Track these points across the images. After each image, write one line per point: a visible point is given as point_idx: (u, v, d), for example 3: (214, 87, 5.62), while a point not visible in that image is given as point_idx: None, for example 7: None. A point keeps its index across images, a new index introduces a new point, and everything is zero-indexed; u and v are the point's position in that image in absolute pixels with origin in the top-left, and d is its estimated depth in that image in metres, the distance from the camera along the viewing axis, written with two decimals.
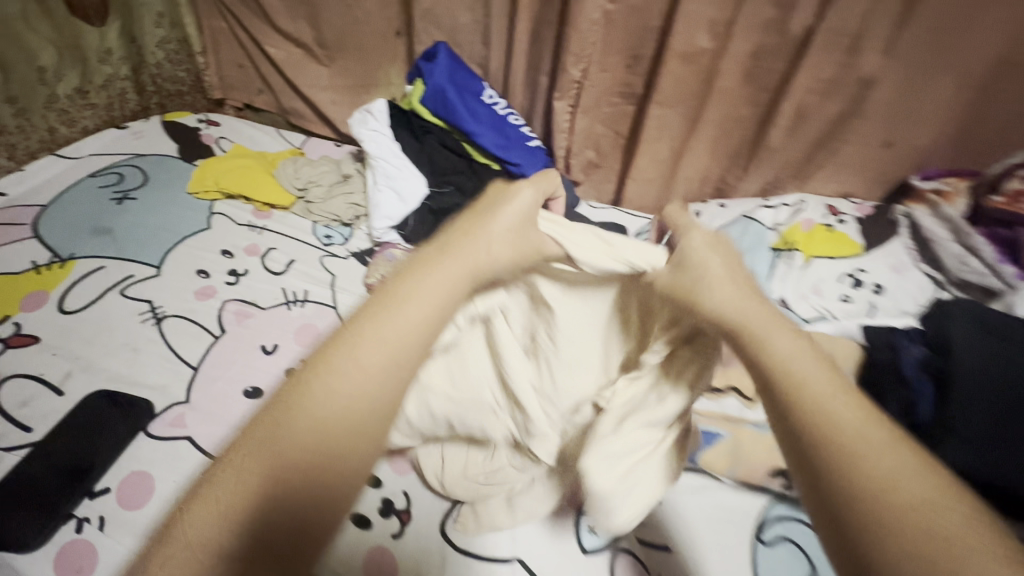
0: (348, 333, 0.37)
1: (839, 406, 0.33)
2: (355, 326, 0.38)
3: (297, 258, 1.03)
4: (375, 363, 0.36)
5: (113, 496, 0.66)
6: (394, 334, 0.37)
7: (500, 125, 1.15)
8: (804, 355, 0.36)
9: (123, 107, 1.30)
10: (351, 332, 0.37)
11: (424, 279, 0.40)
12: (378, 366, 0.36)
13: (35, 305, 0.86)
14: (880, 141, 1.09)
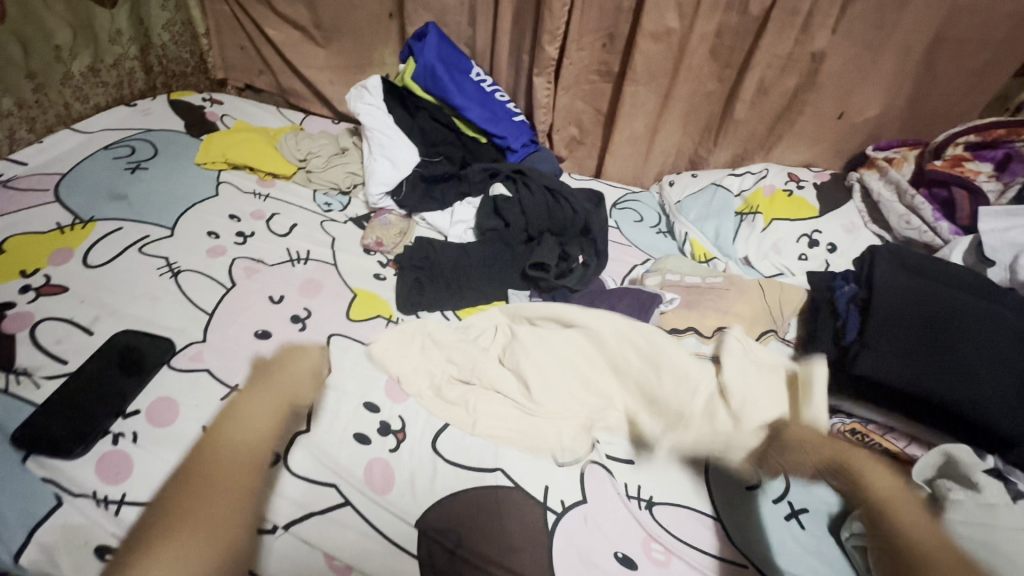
0: (232, 417, 0.69)
1: (881, 487, 0.63)
2: (209, 454, 0.64)
3: (299, 223, 1.12)
4: (237, 447, 0.65)
5: (143, 416, 0.74)
6: (240, 442, 0.66)
7: (487, 100, 1.24)
8: (872, 470, 0.65)
9: (132, 86, 1.38)
10: (216, 455, 0.64)
11: (249, 407, 0.71)
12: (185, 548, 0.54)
13: (62, 260, 0.94)
14: (834, 113, 1.19)
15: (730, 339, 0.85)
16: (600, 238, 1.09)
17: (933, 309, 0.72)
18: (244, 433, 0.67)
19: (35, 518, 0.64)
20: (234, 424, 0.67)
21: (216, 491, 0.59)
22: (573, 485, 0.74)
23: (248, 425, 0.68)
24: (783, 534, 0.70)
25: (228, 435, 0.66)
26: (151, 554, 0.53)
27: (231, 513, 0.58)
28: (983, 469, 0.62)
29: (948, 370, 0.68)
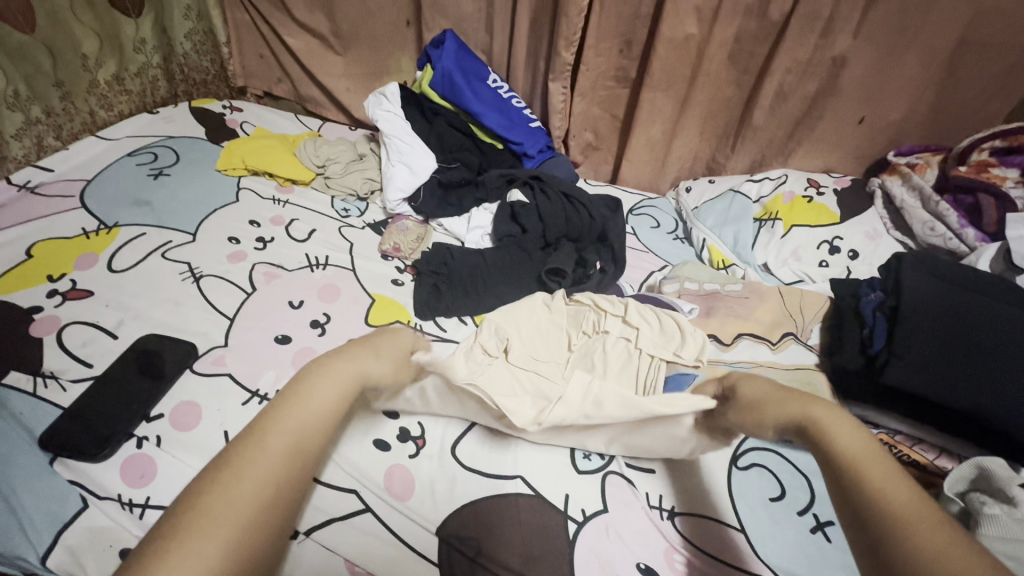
0: (287, 398, 0.48)
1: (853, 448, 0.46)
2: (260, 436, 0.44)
3: (318, 228, 1.13)
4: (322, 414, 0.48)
5: (167, 420, 0.75)
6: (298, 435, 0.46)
7: (503, 106, 1.24)
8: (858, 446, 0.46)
9: (154, 94, 1.41)
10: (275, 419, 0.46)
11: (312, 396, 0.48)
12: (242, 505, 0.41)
13: (87, 265, 0.96)
14: (855, 117, 1.18)
15: (748, 346, 0.87)
16: (619, 244, 1.08)
17: (962, 319, 0.70)
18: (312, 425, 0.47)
19: (61, 521, 0.64)
20: (286, 413, 0.46)
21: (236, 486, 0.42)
22: (594, 494, 0.73)
23: (311, 408, 0.47)
24: (807, 549, 0.70)
25: (290, 423, 0.46)
26: (195, 525, 0.38)
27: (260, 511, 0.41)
28: (1021, 484, 0.60)
29: (976, 379, 0.67)
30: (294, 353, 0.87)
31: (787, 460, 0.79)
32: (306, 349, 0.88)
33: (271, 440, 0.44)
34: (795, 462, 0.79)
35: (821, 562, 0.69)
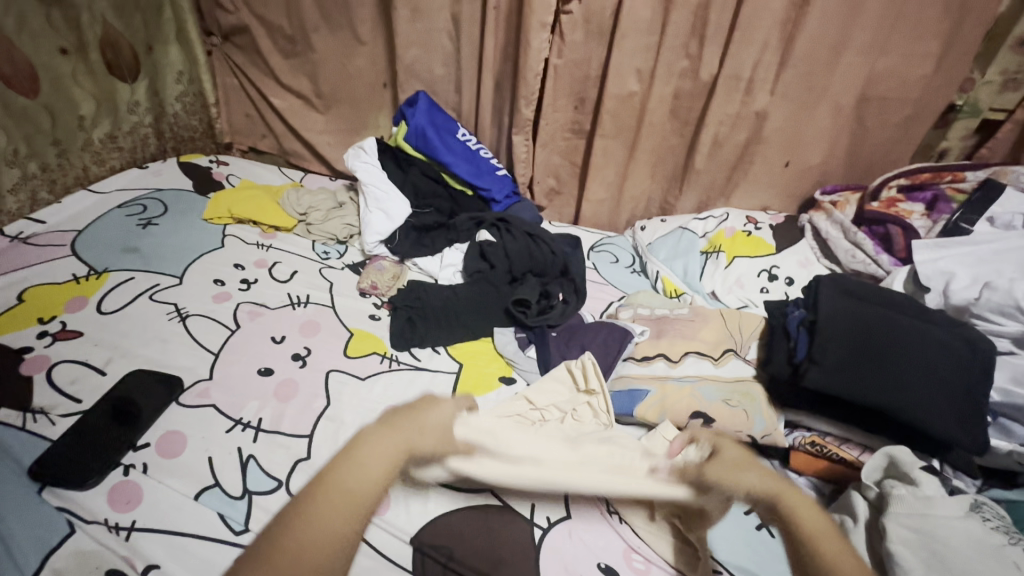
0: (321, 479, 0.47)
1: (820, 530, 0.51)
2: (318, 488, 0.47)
3: (299, 270, 1.21)
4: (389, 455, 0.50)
5: (153, 448, 0.79)
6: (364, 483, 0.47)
7: (472, 157, 1.37)
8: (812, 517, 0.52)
9: (144, 150, 1.50)
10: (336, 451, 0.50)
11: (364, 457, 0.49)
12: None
13: (77, 307, 1.01)
14: (782, 161, 1.34)
15: (694, 363, 0.96)
16: (580, 278, 1.19)
17: (867, 327, 0.81)
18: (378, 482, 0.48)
19: (48, 546, 0.67)
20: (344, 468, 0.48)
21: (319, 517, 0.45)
22: (558, 502, 0.79)
23: (367, 463, 0.48)
24: (753, 544, 0.77)
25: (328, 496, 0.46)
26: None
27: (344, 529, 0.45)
28: (920, 466, 0.70)
29: (883, 377, 0.77)
30: (277, 384, 0.92)
31: None
32: (288, 380, 0.93)
33: (328, 495, 0.46)
34: None
35: (765, 553, 0.76)
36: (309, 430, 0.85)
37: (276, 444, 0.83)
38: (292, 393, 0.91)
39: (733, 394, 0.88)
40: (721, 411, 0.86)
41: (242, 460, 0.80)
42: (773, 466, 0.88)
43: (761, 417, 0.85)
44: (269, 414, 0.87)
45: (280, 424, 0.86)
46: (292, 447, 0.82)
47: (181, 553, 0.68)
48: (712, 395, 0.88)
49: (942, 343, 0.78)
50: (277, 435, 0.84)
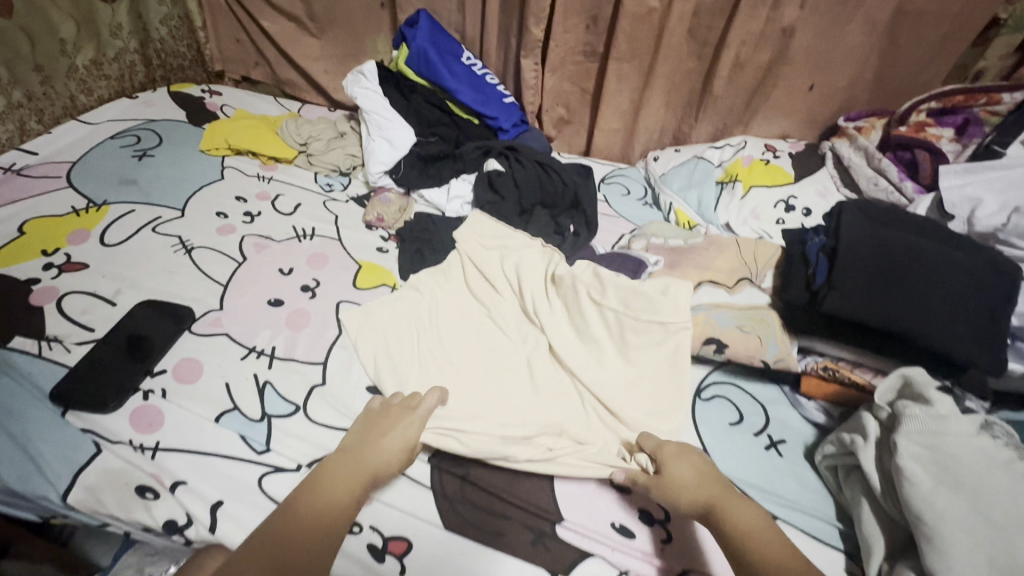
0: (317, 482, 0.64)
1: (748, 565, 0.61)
2: (287, 518, 0.60)
3: (303, 202, 1.17)
4: (338, 498, 0.62)
5: (170, 374, 0.80)
6: (326, 505, 0.62)
7: (477, 83, 1.30)
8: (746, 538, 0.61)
9: (132, 79, 1.43)
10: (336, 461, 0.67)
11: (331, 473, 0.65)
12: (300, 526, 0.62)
13: (80, 239, 0.99)
14: (806, 84, 1.27)
15: (708, 292, 0.94)
16: (591, 210, 1.16)
17: (890, 252, 0.79)
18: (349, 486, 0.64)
19: (77, 464, 0.69)
20: (314, 492, 0.63)
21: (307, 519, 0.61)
22: (570, 423, 0.80)
23: (329, 495, 0.62)
24: (761, 462, 0.79)
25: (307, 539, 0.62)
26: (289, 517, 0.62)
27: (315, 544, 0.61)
28: (935, 386, 0.70)
29: (904, 301, 0.75)
30: (288, 314, 0.92)
31: (745, 391, 0.88)
32: (299, 311, 0.93)
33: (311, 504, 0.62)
34: (753, 393, 0.88)
35: (773, 471, 0.78)
36: (322, 359, 0.86)
37: (292, 371, 0.83)
38: (303, 322, 0.91)
39: (747, 321, 0.87)
40: (735, 337, 0.85)
41: (258, 385, 0.80)
42: (783, 391, 0.89)
43: (775, 343, 0.85)
44: (282, 343, 0.87)
45: (294, 352, 0.86)
46: (306, 374, 0.83)
47: (207, 471, 0.70)
48: (726, 323, 0.87)
49: (966, 269, 0.76)
50: (292, 362, 0.84)
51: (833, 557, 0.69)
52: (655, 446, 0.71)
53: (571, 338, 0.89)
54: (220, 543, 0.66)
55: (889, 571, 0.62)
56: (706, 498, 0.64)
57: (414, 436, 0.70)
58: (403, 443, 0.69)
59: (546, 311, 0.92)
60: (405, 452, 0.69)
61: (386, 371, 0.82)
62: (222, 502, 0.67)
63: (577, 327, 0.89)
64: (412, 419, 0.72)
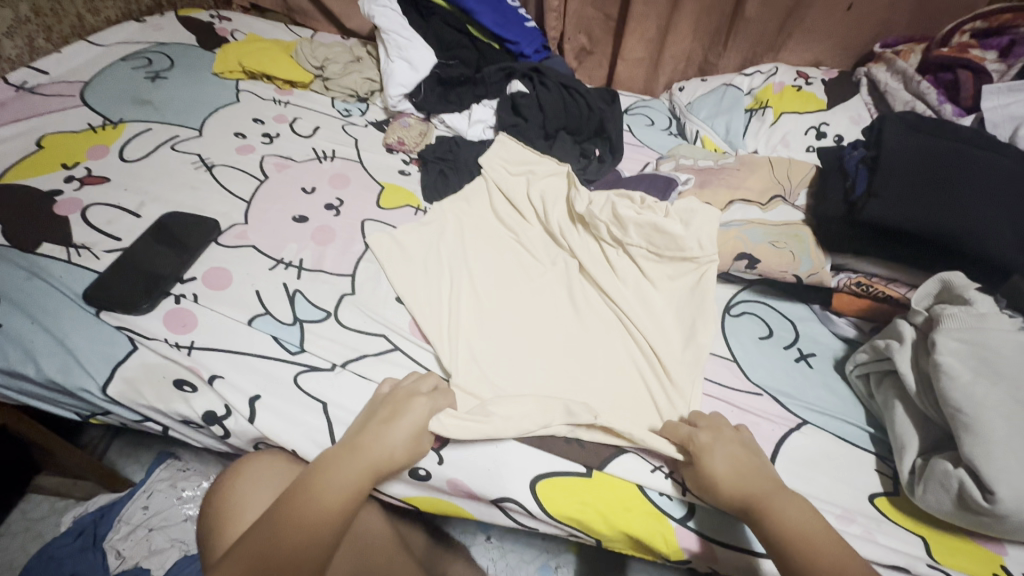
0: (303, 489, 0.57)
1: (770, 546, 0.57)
2: (282, 525, 0.54)
3: (321, 126, 1.15)
4: (341, 498, 0.57)
5: (200, 281, 0.80)
6: (314, 516, 0.55)
7: (498, 5, 1.25)
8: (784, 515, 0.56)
9: (139, 1, 1.37)
10: (333, 456, 0.60)
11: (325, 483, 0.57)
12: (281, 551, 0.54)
13: (98, 155, 0.98)
14: (844, 4, 1.21)
15: (740, 210, 0.93)
16: (616, 135, 1.13)
17: (935, 159, 0.76)
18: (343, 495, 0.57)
19: (114, 360, 0.69)
20: (300, 499, 0.56)
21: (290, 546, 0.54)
22: (599, 335, 0.80)
23: (321, 504, 0.56)
24: (792, 373, 0.79)
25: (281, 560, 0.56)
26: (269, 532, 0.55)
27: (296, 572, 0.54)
28: (976, 289, 0.68)
29: (949, 207, 0.73)
30: (313, 230, 0.91)
31: (776, 309, 0.87)
32: (323, 227, 0.92)
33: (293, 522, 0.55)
34: (783, 310, 0.87)
35: (803, 381, 0.78)
36: (350, 271, 0.85)
37: (321, 281, 0.83)
38: (329, 238, 0.90)
39: (780, 237, 0.86)
40: (767, 252, 0.84)
41: (288, 293, 0.80)
42: (813, 310, 0.87)
43: (808, 258, 0.84)
44: (309, 256, 0.86)
45: (320, 264, 0.85)
46: (335, 285, 0.82)
47: (243, 369, 0.70)
48: (758, 238, 0.86)
49: (1013, 175, 0.74)
50: (321, 273, 0.84)
51: (864, 457, 0.70)
52: (689, 437, 0.63)
53: (599, 257, 0.88)
54: (260, 435, 0.67)
55: (924, 466, 0.63)
56: (749, 493, 0.58)
57: (422, 423, 0.63)
58: (409, 434, 0.61)
59: (574, 232, 0.91)
60: (413, 444, 0.62)
61: (418, 282, 0.83)
62: (260, 398, 0.68)
63: (605, 259, 0.88)
64: (417, 409, 0.63)
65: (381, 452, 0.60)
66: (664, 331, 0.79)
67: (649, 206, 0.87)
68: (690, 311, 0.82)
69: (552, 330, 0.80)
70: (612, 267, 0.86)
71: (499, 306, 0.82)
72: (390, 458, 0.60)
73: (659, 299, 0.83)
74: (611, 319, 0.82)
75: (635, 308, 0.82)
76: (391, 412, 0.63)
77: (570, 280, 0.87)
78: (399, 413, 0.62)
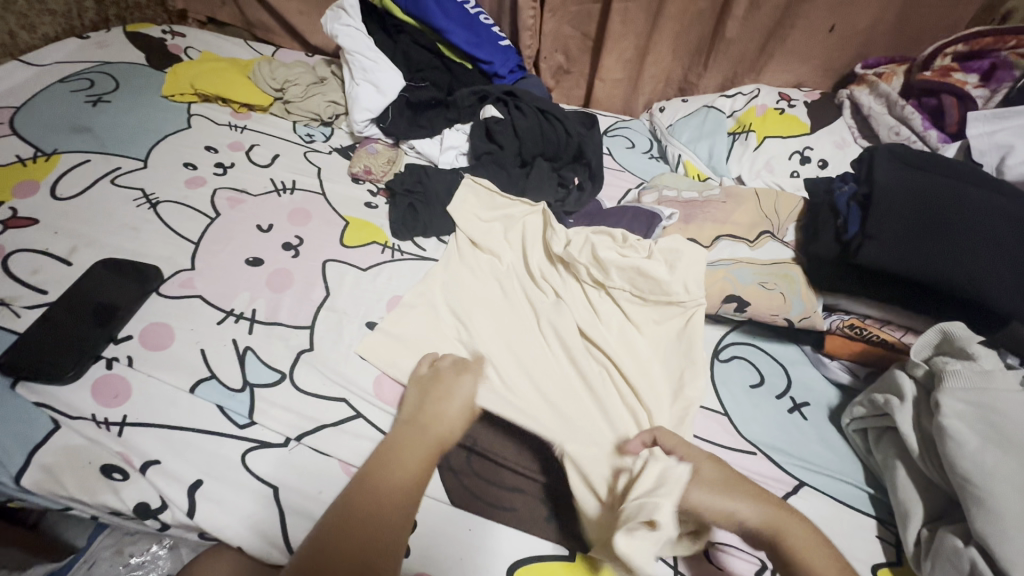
0: (380, 465, 0.59)
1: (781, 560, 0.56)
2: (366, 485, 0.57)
3: (281, 153, 1.07)
4: (410, 464, 0.59)
5: (136, 341, 0.71)
6: (396, 486, 0.57)
7: (471, 23, 1.17)
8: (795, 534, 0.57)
9: (82, 16, 1.27)
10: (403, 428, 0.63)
11: (399, 456, 0.60)
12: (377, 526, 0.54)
13: (27, 193, 0.88)
14: (826, 25, 1.18)
15: (727, 247, 0.89)
16: (596, 162, 1.07)
17: (930, 198, 0.73)
18: (415, 469, 0.59)
19: (32, 442, 0.61)
20: (380, 473, 0.58)
21: (378, 517, 0.54)
22: (578, 391, 0.73)
23: (399, 470, 0.58)
24: (786, 426, 0.74)
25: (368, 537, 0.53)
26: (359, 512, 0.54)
27: (394, 538, 0.54)
28: (977, 341, 0.64)
29: (947, 252, 0.69)
30: (268, 274, 0.83)
31: (765, 352, 0.82)
32: (280, 270, 0.84)
33: (378, 497, 0.56)
34: (773, 353, 0.82)
35: (798, 435, 0.73)
36: (309, 323, 0.77)
37: (276, 335, 0.75)
38: (286, 283, 0.82)
39: (770, 277, 0.81)
40: (757, 295, 0.79)
41: (238, 352, 0.72)
42: (804, 351, 0.83)
43: (799, 300, 0.79)
44: (263, 305, 0.78)
45: (275, 315, 0.77)
46: (291, 340, 0.75)
47: (182, 448, 0.62)
48: (747, 279, 0.81)
49: (1012, 215, 0.71)
50: (276, 326, 0.76)
51: (864, 522, 0.65)
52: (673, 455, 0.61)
53: (579, 298, 0.82)
54: (200, 527, 0.59)
55: (930, 537, 0.59)
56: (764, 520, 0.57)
57: (472, 397, 0.69)
58: (464, 405, 0.67)
59: (553, 273, 0.85)
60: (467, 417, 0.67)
61: (386, 333, 0.76)
62: (201, 482, 0.60)
63: (583, 301, 0.82)
64: (465, 384, 0.69)
65: (444, 424, 0.64)
66: (654, 386, 0.73)
67: (632, 245, 0.82)
68: (681, 360, 0.76)
69: (534, 383, 0.73)
70: (595, 311, 0.80)
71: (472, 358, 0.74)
72: (452, 431, 0.65)
73: (647, 349, 0.77)
74: (597, 366, 0.75)
75: (621, 356, 0.76)
76: (437, 388, 0.67)
77: (548, 326, 0.79)
78: (451, 392, 0.67)
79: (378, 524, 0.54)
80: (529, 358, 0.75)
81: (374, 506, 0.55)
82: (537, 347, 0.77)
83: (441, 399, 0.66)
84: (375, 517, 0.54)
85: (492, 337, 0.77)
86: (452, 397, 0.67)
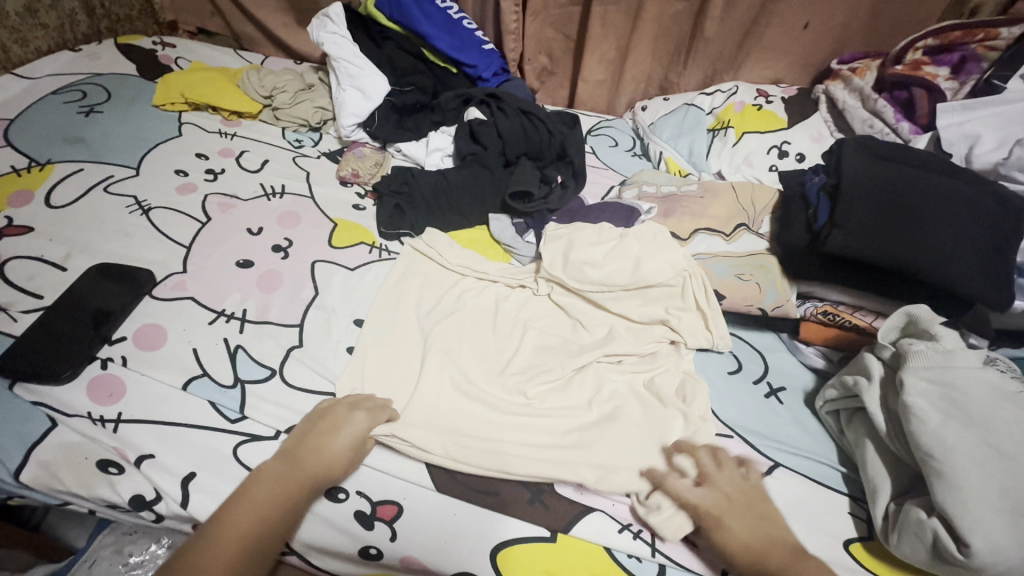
0: (232, 512, 0.56)
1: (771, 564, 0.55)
2: (209, 544, 0.53)
3: (271, 159, 1.09)
4: (270, 511, 0.56)
5: (130, 342, 0.74)
6: (263, 507, 0.56)
7: (453, 27, 1.20)
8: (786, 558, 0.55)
9: (74, 30, 1.30)
10: (225, 527, 0.54)
11: (249, 509, 0.56)
12: (241, 532, 0.55)
13: (21, 202, 0.91)
14: (801, 23, 1.21)
15: (704, 240, 0.91)
16: (579, 161, 1.09)
17: (895, 187, 0.75)
18: (277, 508, 0.57)
19: (30, 440, 0.64)
20: (235, 515, 0.55)
21: (247, 522, 0.55)
22: (565, 379, 0.75)
23: (252, 516, 0.56)
24: (762, 410, 0.76)
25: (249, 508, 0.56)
26: (226, 522, 0.55)
27: (261, 540, 0.55)
28: (941, 323, 0.67)
29: (912, 238, 0.72)
30: (258, 275, 0.85)
31: (742, 339, 0.85)
32: (270, 271, 0.86)
33: (232, 528, 0.54)
34: (751, 342, 0.85)
35: (774, 418, 0.75)
36: (298, 321, 0.80)
37: (266, 334, 0.77)
38: (276, 284, 0.84)
39: (746, 268, 0.84)
40: (734, 287, 0.83)
41: (229, 350, 0.74)
42: (781, 339, 0.85)
43: (774, 290, 0.82)
44: (254, 305, 0.81)
45: (265, 315, 0.80)
46: (281, 337, 0.77)
47: (176, 442, 0.65)
48: (724, 271, 0.84)
49: (973, 202, 0.73)
50: (266, 325, 0.78)
51: (837, 500, 0.68)
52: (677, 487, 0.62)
53: (557, 301, 0.86)
54: (193, 517, 0.62)
55: (897, 512, 0.61)
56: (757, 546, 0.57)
57: (362, 434, 0.64)
58: (351, 443, 0.63)
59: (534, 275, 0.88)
60: (353, 456, 0.63)
61: (374, 330, 0.79)
62: (194, 475, 0.63)
63: (567, 291, 0.86)
64: (357, 421, 0.64)
65: (323, 464, 0.60)
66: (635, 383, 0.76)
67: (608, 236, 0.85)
68: (657, 354, 0.80)
69: (519, 376, 0.75)
70: (570, 315, 0.84)
71: (456, 353, 0.77)
72: (332, 472, 0.61)
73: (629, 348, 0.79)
74: (588, 345, 0.80)
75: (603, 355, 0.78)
76: (322, 430, 0.63)
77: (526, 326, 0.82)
78: (330, 434, 0.62)
79: (247, 526, 0.55)
80: (513, 353, 0.78)
81: (219, 545, 0.53)
82: (521, 343, 0.79)
83: (322, 432, 0.63)
84: (244, 522, 0.55)
85: (475, 334, 0.80)
86: (331, 439, 0.62)
